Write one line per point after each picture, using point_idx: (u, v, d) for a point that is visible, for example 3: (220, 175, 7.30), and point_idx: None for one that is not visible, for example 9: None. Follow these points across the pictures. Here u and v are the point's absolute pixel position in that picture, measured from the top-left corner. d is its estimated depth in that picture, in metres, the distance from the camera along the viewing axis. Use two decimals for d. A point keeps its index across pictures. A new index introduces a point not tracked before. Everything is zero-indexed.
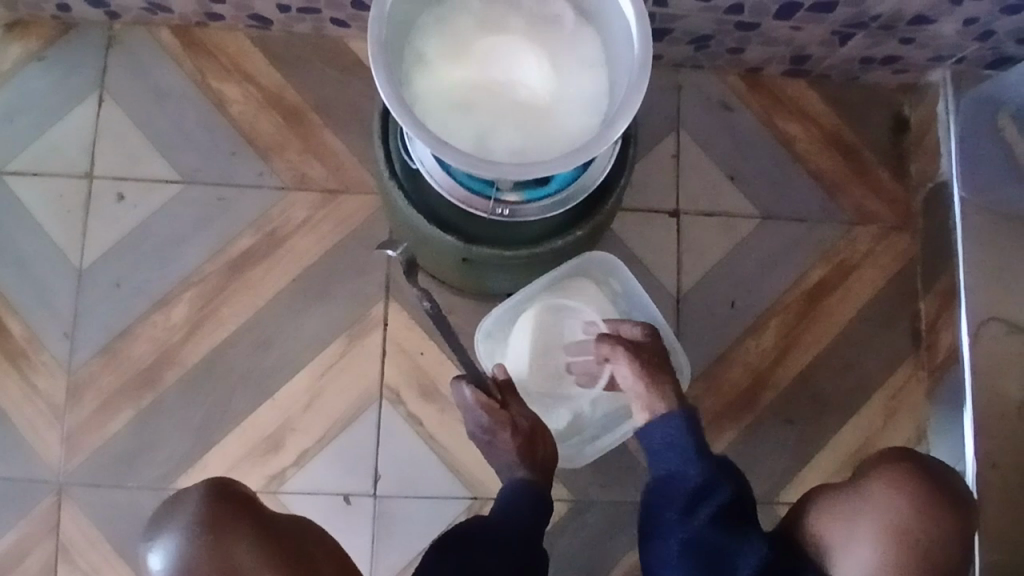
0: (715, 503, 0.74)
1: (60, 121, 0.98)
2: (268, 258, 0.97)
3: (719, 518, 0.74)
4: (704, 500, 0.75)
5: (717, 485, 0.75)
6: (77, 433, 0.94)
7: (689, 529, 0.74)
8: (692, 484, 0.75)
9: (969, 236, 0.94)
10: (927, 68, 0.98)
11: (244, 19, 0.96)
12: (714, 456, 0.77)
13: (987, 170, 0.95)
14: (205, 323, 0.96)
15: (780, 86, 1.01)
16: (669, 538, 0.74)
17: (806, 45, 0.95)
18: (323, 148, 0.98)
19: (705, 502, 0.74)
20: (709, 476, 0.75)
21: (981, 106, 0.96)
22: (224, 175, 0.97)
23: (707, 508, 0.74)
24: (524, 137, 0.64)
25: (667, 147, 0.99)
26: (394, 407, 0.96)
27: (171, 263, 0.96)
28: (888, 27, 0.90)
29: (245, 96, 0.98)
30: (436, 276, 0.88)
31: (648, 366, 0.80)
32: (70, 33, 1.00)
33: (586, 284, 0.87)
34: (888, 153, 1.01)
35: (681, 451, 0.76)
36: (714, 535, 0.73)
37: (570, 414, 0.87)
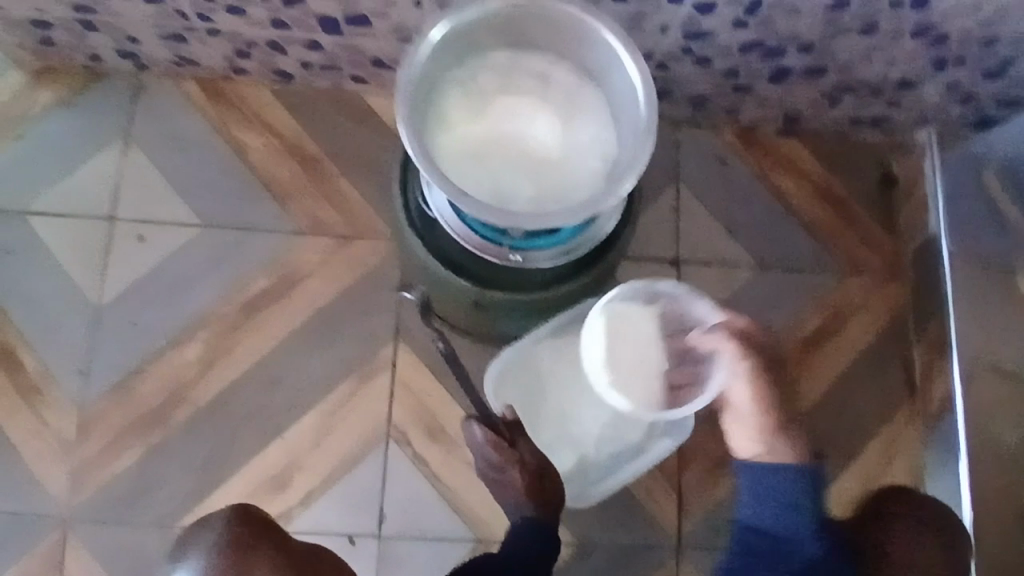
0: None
1: (85, 166, 1.02)
2: (282, 299, 1.00)
3: None
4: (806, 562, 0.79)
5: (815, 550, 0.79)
6: (85, 469, 0.96)
7: None
8: (811, 558, 0.78)
9: (958, 288, 0.98)
10: (914, 129, 1.03)
11: (267, 74, 1.02)
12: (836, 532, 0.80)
13: (972, 225, 1.00)
14: (218, 362, 0.98)
15: (773, 143, 1.06)
16: None
17: (799, 106, 1.00)
18: (339, 196, 1.02)
19: (803, 560, 0.79)
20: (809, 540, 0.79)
21: (965, 164, 1.01)
22: (243, 219, 1.01)
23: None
24: (539, 188, 0.68)
25: (667, 199, 1.03)
26: (401, 448, 0.97)
27: (187, 304, 0.99)
28: (875, 90, 0.96)
29: (265, 145, 1.03)
30: (449, 320, 0.91)
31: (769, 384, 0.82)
32: (99, 82, 1.05)
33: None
34: (878, 208, 1.06)
35: (782, 509, 0.81)
36: None
37: (576, 455, 0.90)
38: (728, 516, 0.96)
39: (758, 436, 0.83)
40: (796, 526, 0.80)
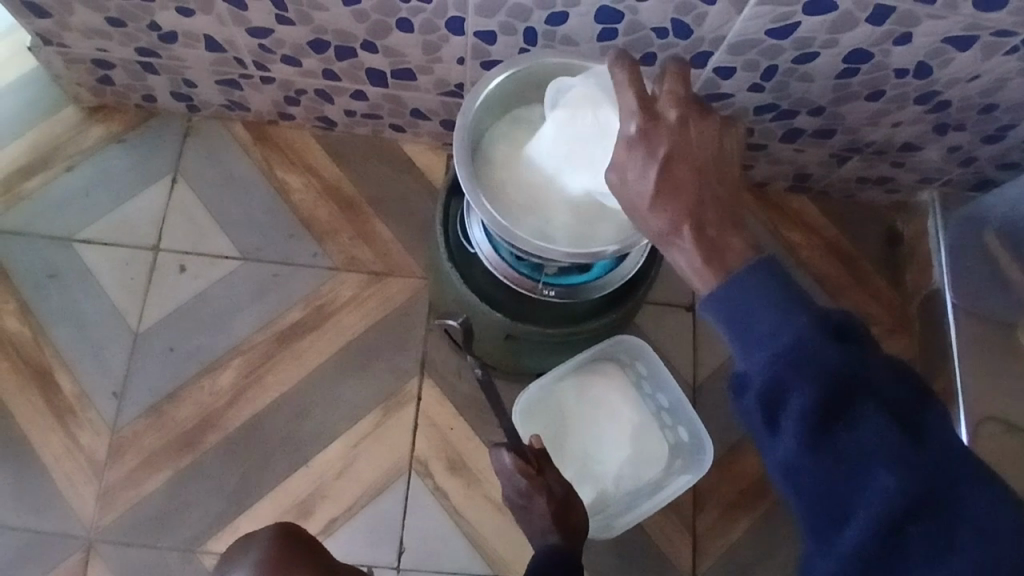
0: (804, 414, 0.53)
1: (133, 198, 1.08)
2: (314, 331, 1.04)
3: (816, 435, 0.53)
4: (788, 404, 0.53)
5: (798, 387, 0.53)
6: (113, 490, 0.98)
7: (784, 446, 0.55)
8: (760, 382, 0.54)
9: (962, 341, 1.03)
10: (917, 188, 1.10)
11: (312, 120, 1.09)
12: (809, 350, 0.53)
13: (977, 281, 1.05)
14: (249, 389, 1.02)
15: (784, 201, 1.14)
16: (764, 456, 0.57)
17: (808, 164, 1.07)
18: (373, 235, 1.08)
19: (790, 408, 0.53)
20: (778, 370, 0.53)
21: (966, 225, 1.07)
22: (281, 254, 1.06)
23: (791, 414, 0.53)
24: (580, 226, 0.74)
25: None
26: (423, 480, 1.00)
27: (223, 332, 1.03)
28: (880, 152, 1.02)
29: (306, 186, 1.09)
30: (479, 353, 0.93)
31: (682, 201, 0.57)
32: (152, 121, 1.11)
33: (613, 368, 0.96)
34: (885, 264, 1.13)
35: (750, 335, 0.54)
36: (817, 458, 0.53)
37: (597, 488, 0.92)
38: (743, 558, 0.98)
39: (663, 241, 0.58)
40: (761, 360, 0.54)
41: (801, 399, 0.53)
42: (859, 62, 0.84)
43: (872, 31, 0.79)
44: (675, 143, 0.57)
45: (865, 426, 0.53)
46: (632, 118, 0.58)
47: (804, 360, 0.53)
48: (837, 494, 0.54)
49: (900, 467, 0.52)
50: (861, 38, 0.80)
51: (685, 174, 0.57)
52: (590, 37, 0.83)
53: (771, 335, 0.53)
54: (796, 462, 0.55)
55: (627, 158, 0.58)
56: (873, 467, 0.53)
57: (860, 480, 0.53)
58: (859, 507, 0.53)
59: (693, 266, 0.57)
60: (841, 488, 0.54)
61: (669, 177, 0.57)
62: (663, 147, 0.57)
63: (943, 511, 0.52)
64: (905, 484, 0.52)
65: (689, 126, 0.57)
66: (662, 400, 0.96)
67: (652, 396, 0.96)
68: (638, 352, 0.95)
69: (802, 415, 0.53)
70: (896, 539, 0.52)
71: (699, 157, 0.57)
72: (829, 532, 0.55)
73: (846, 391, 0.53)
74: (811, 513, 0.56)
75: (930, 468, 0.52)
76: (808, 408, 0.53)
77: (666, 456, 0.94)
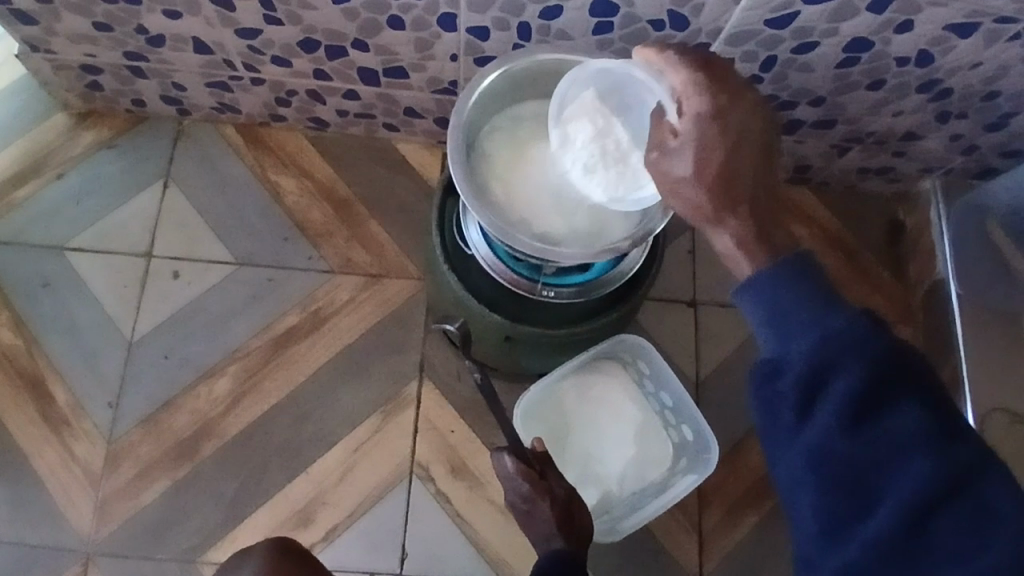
0: (845, 399, 0.53)
1: (125, 204, 1.06)
2: (311, 335, 1.02)
3: (853, 421, 0.53)
4: (828, 388, 0.53)
5: (842, 370, 0.53)
6: (111, 501, 0.96)
7: (816, 435, 0.54)
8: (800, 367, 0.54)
9: (968, 332, 1.01)
10: (918, 177, 1.09)
11: (304, 121, 1.07)
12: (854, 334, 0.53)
13: (980, 271, 1.03)
14: (247, 396, 1.00)
15: (785, 192, 1.13)
16: (787, 451, 0.56)
17: (809, 155, 1.05)
18: (369, 236, 1.06)
19: (829, 393, 0.53)
20: (823, 353, 0.53)
21: (971, 213, 1.05)
22: (276, 258, 1.05)
23: (830, 399, 0.53)
24: (580, 226, 0.72)
25: (684, 242, 1.07)
26: (424, 484, 0.98)
27: (218, 338, 1.02)
28: (881, 142, 1.01)
29: (300, 188, 1.07)
30: (477, 355, 0.91)
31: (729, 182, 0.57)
32: (141, 126, 1.10)
33: (615, 367, 0.94)
34: (887, 256, 1.12)
35: (790, 321, 0.55)
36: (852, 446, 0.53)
37: (601, 489, 0.91)
38: (749, 557, 0.96)
39: (709, 218, 0.59)
40: (800, 345, 0.54)
41: (846, 382, 0.52)
42: (859, 51, 0.83)
43: (872, 20, 0.77)
44: (734, 126, 0.57)
45: (900, 412, 0.53)
46: (694, 97, 0.58)
47: (850, 347, 0.53)
48: (863, 484, 0.53)
49: (936, 457, 0.52)
50: (861, 27, 0.78)
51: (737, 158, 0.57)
52: (586, 31, 0.81)
53: (815, 322, 0.54)
54: (827, 451, 0.54)
55: (683, 134, 0.59)
56: (904, 456, 0.52)
57: (894, 469, 0.52)
58: (884, 497, 0.53)
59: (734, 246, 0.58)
60: (872, 482, 0.53)
61: (725, 159, 0.57)
62: (722, 132, 0.57)
63: (975, 502, 0.51)
64: (935, 471, 0.51)
65: (750, 114, 0.58)
66: (665, 398, 0.94)
67: (655, 394, 0.95)
68: (640, 351, 0.94)
69: (842, 399, 0.53)
70: (924, 532, 0.51)
71: (753, 146, 0.58)
72: (843, 529, 0.54)
73: (890, 378, 0.53)
74: (826, 508, 0.54)
75: (965, 460, 0.52)
76: (849, 392, 0.52)
77: (670, 455, 0.92)
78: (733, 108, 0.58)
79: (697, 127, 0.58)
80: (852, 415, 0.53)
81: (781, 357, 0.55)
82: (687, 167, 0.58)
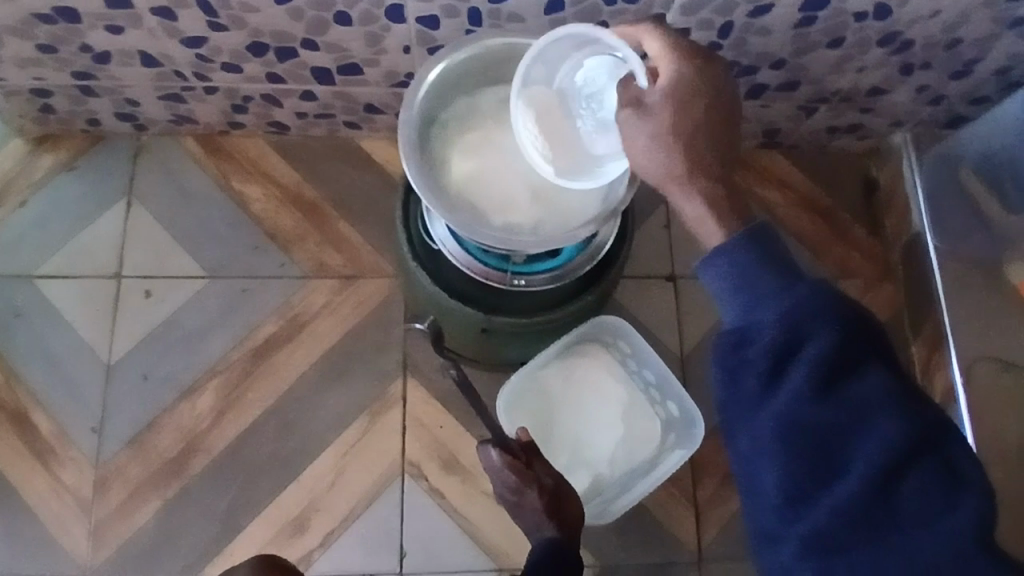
0: (814, 365, 0.52)
1: (90, 226, 1.05)
2: (289, 343, 1.01)
3: (823, 388, 0.53)
4: (797, 355, 0.53)
5: (813, 337, 0.52)
6: (104, 526, 0.96)
7: (785, 403, 0.53)
8: (770, 334, 0.53)
9: (949, 284, 1.01)
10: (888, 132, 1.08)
11: (263, 126, 1.05)
12: (825, 302, 0.53)
13: (955, 223, 1.03)
14: (231, 409, 0.99)
15: (756, 158, 1.12)
16: (753, 423, 0.55)
17: (777, 119, 1.04)
18: (340, 238, 1.05)
19: (799, 360, 0.53)
20: (794, 320, 0.53)
21: (944, 163, 1.05)
22: (247, 267, 1.04)
23: (800, 367, 0.53)
24: (540, 215, 0.71)
25: (658, 217, 1.06)
26: (416, 482, 0.98)
27: (197, 353, 1.01)
28: (847, 99, 1.00)
29: (266, 195, 1.06)
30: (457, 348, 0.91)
31: (701, 137, 0.56)
32: (99, 145, 1.07)
33: (597, 350, 0.94)
34: (863, 214, 1.11)
35: (756, 289, 0.54)
36: (820, 413, 0.53)
37: (591, 473, 0.91)
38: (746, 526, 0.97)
39: (675, 176, 0.56)
40: (763, 311, 0.54)
41: (816, 348, 0.52)
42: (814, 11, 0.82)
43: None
44: (703, 94, 0.57)
45: (868, 380, 0.53)
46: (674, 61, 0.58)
47: (812, 315, 0.53)
48: (830, 452, 0.53)
49: (905, 424, 0.52)
50: None
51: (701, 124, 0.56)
52: (537, 12, 0.80)
53: (780, 288, 0.53)
54: (794, 418, 0.53)
55: (658, 93, 0.57)
56: (869, 424, 0.52)
57: (861, 438, 0.52)
58: (851, 465, 0.52)
59: (702, 215, 0.56)
60: (838, 449, 0.53)
61: (699, 122, 0.56)
62: (688, 98, 0.57)
63: (940, 463, 0.52)
64: (904, 437, 0.51)
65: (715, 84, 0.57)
66: (648, 377, 0.94)
67: (639, 374, 0.95)
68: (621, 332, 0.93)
69: (812, 365, 0.52)
70: (889, 498, 0.51)
71: (718, 113, 0.57)
72: (807, 499, 0.53)
73: (859, 346, 0.53)
74: (791, 480, 0.54)
75: (931, 426, 0.53)
76: (819, 357, 0.52)
77: (658, 432, 0.92)
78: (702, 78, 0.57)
79: (673, 84, 0.57)
80: (820, 382, 0.53)
81: (746, 324, 0.54)
82: (661, 125, 0.56)
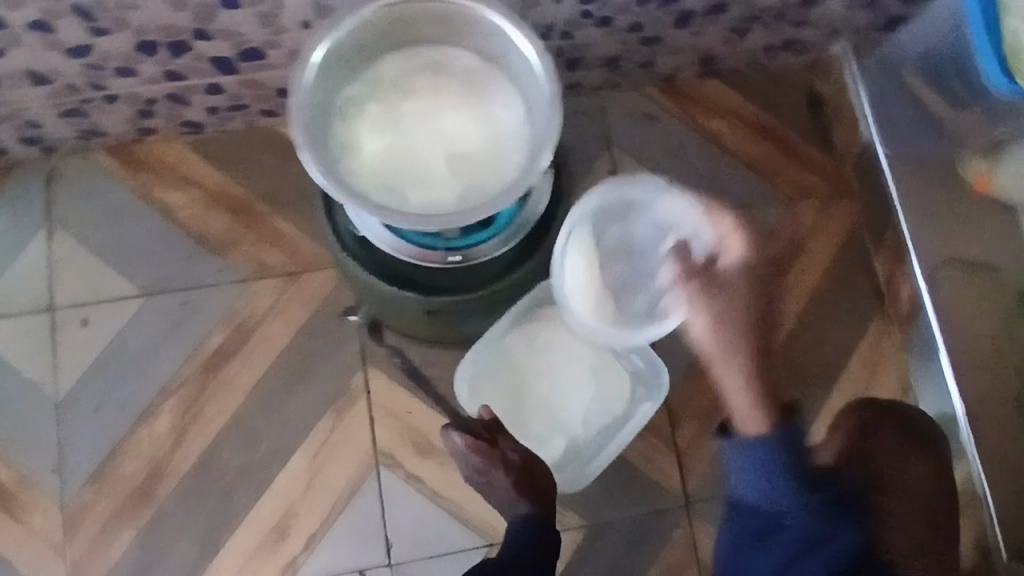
0: (836, 552, 0.68)
1: (13, 259, 0.99)
2: (242, 350, 0.98)
3: (840, 565, 0.67)
4: (822, 546, 0.68)
5: (840, 534, 0.68)
6: (81, 565, 0.93)
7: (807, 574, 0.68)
8: (800, 530, 0.69)
9: (905, 190, 0.99)
10: (827, 44, 1.04)
11: (178, 128, 1.00)
12: (837, 497, 0.71)
13: (904, 126, 1.00)
14: (192, 427, 0.96)
15: (695, 89, 1.07)
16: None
17: (711, 46, 1.00)
18: (277, 234, 1.00)
19: (827, 551, 0.68)
20: (820, 518, 0.69)
21: (886, 67, 1.01)
22: (185, 279, 0.99)
23: (826, 554, 0.68)
24: (463, 185, 0.67)
25: (601, 168, 1.05)
26: (393, 471, 0.96)
27: (149, 376, 0.97)
28: (779, 16, 0.96)
29: (192, 201, 1.01)
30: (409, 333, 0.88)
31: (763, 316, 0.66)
32: (8, 172, 1.01)
33: (553, 311, 0.91)
34: (811, 130, 1.07)
35: (778, 479, 0.69)
36: None
37: (564, 438, 0.89)
38: None
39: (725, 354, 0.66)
40: (788, 504, 0.69)
41: (840, 543, 0.68)
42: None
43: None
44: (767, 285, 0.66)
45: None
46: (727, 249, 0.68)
47: (826, 517, 0.69)
48: None
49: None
50: None
51: (760, 306, 0.66)
52: None
53: (801, 482, 0.69)
54: None
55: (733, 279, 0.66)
56: None
57: None
58: None
59: (748, 405, 0.68)
60: None
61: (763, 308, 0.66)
62: (754, 279, 0.66)
63: None
64: None
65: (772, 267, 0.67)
66: None
67: None
68: None
69: (838, 557, 0.68)
70: None
71: (772, 292, 0.67)
72: None
73: (872, 548, 0.69)
74: None
75: None
76: (843, 551, 0.68)
77: (626, 386, 0.90)
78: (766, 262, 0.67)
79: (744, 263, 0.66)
80: (841, 570, 0.68)
81: (767, 506, 0.70)
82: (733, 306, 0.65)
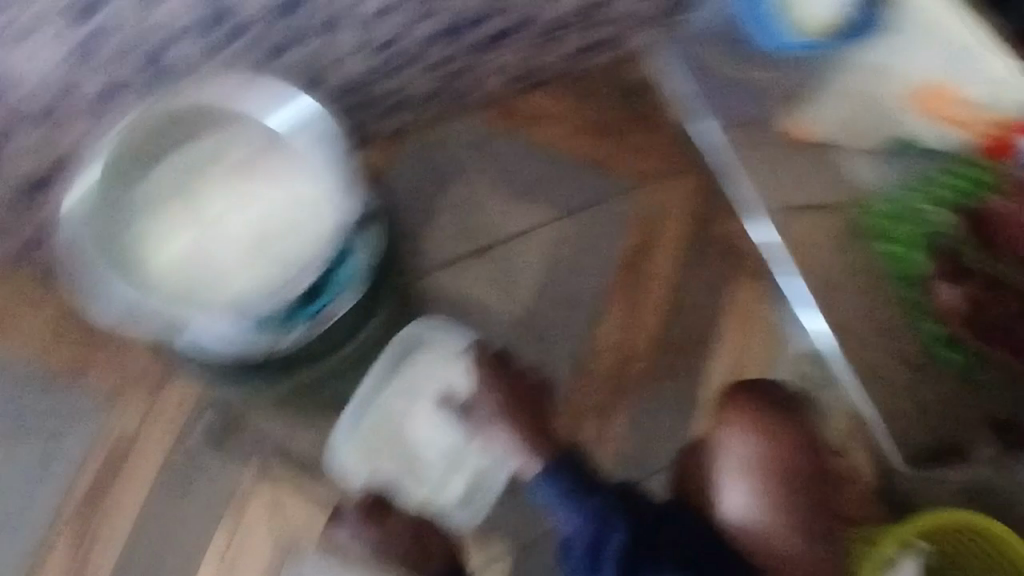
0: (613, 545, 0.78)
1: None
2: (123, 469, 1.00)
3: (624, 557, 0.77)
4: (604, 548, 0.78)
5: (614, 531, 0.79)
6: None
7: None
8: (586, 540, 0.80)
9: (736, 153, 1.08)
10: (633, 34, 1.08)
11: (9, 263, 1.02)
12: (611, 498, 0.82)
13: (717, 95, 1.07)
14: (88, 553, 0.98)
15: (522, 104, 1.11)
16: None
17: (520, 63, 1.05)
18: (129, 351, 1.02)
19: (608, 550, 0.78)
20: (591, 522, 0.81)
21: (689, 45, 1.07)
22: (49, 412, 1.01)
23: (607, 554, 0.78)
24: None
25: (450, 199, 1.08)
26: (301, 556, 0.98)
27: (34, 516, 0.99)
28: (572, 23, 1.01)
29: (32, 338, 1.02)
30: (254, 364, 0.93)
31: (508, 399, 0.95)
32: None
33: (415, 359, 1.00)
34: (638, 117, 1.12)
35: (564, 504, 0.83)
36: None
37: (456, 479, 0.99)
38: (634, 447, 1.03)
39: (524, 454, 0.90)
40: (590, 527, 0.81)
41: (616, 541, 0.78)
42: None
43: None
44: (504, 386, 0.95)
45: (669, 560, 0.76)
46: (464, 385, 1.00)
47: (620, 514, 0.80)
48: None
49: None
50: None
51: (515, 399, 0.95)
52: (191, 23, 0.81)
53: (581, 494, 0.83)
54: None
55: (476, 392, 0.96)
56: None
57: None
58: None
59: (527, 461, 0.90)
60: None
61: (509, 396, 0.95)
62: (494, 382, 0.96)
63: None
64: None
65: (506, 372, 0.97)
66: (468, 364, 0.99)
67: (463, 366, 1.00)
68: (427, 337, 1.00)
69: (614, 553, 0.78)
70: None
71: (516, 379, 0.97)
72: None
73: (654, 534, 0.78)
74: None
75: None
76: (620, 544, 0.78)
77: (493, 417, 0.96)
78: (496, 368, 0.97)
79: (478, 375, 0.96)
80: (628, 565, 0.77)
81: (577, 536, 0.82)
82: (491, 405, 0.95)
